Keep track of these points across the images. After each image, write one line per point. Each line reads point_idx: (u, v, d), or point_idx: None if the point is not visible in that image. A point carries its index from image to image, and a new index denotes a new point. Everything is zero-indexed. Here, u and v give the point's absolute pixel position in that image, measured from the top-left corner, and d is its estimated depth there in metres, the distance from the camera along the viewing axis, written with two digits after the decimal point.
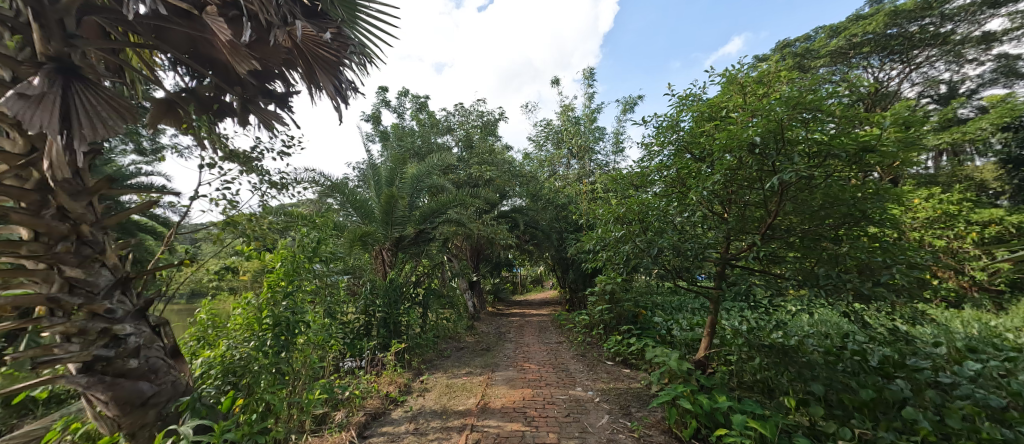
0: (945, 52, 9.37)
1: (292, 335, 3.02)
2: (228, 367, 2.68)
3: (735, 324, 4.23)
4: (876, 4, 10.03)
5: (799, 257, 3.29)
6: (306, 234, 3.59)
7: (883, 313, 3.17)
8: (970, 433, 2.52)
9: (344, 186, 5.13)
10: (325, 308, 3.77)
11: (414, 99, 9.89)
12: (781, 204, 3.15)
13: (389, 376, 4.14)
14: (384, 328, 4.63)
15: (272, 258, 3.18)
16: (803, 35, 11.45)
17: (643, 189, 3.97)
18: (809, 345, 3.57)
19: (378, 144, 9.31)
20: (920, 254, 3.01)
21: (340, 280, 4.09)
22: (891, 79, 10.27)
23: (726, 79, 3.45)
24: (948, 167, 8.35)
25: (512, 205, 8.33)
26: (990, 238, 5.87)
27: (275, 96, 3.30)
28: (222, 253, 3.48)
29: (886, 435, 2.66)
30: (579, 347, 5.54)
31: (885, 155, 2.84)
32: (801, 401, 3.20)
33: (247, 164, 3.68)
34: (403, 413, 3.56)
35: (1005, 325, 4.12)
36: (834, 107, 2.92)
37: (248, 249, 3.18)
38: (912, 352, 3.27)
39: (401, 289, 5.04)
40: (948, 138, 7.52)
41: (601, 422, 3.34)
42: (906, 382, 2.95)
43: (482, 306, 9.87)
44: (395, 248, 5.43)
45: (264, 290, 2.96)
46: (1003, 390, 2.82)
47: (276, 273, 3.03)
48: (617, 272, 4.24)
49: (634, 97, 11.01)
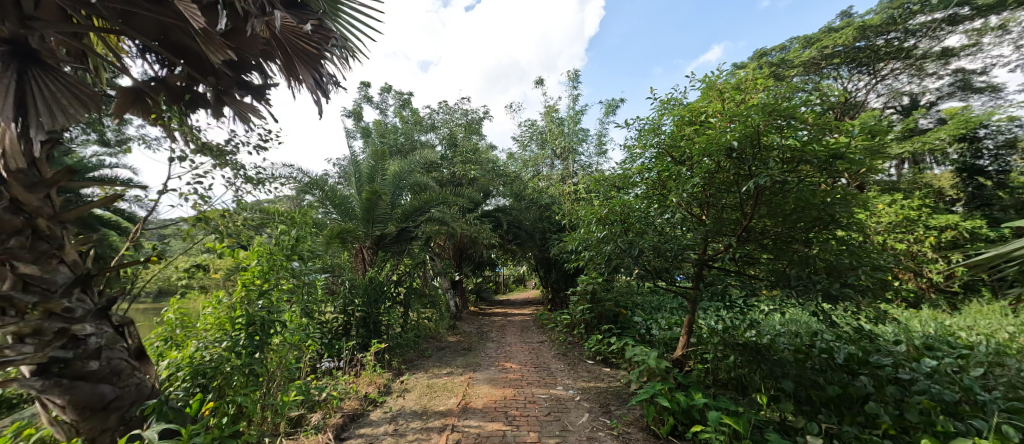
0: (908, 65, 9.89)
1: (267, 336, 2.93)
2: (198, 369, 2.58)
3: (711, 323, 4.36)
4: (846, 18, 10.49)
5: (772, 258, 3.42)
6: (282, 232, 3.47)
7: (848, 313, 3.33)
8: (927, 426, 2.66)
9: (323, 182, 5.01)
10: (301, 307, 3.67)
11: (397, 95, 9.74)
12: (756, 207, 3.26)
13: (368, 377, 4.06)
14: (363, 328, 4.57)
15: (246, 255, 3.07)
16: (778, 45, 11.85)
17: (625, 191, 4.03)
18: (780, 343, 3.72)
19: (359, 140, 9.11)
20: (883, 257, 3.16)
21: (318, 279, 3.99)
22: (859, 90, 10.77)
23: (705, 85, 3.54)
24: (908, 175, 8.82)
25: (495, 205, 8.31)
26: (946, 243, 6.22)
27: (252, 88, 3.19)
28: (192, 250, 3.35)
29: (850, 429, 2.80)
30: (560, 346, 5.57)
31: (853, 162, 2.97)
32: (773, 397, 3.32)
33: (221, 158, 3.53)
34: (382, 415, 3.50)
35: (958, 324, 4.38)
36: (808, 115, 3.03)
37: (220, 245, 3.07)
38: (875, 349, 3.45)
39: (382, 288, 4.95)
40: (910, 148, 7.95)
41: (581, 420, 3.37)
42: (869, 378, 3.11)
43: (464, 305, 9.79)
44: (376, 246, 5.37)
45: (239, 289, 2.86)
46: (956, 386, 3.00)
47: (251, 271, 2.93)
48: (598, 272, 4.30)
49: (616, 100, 11.16)
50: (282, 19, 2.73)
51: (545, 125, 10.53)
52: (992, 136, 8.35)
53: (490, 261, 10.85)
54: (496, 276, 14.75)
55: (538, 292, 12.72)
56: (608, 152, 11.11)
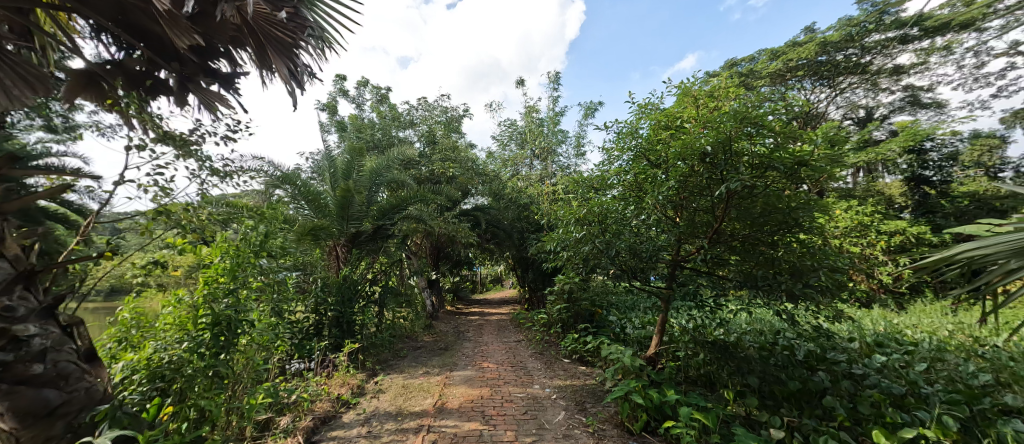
0: (864, 80, 10.57)
1: (234, 336, 2.79)
2: (155, 372, 2.43)
3: (683, 322, 4.51)
4: (810, 33, 11.07)
5: (740, 260, 3.57)
6: (248, 227, 3.32)
7: (808, 312, 3.53)
8: (876, 418, 2.84)
9: (296, 177, 4.84)
10: (270, 306, 3.54)
11: (374, 90, 9.51)
12: (726, 210, 3.39)
13: (340, 378, 3.96)
14: (336, 328, 4.45)
15: (209, 252, 2.92)
16: (747, 56, 12.37)
17: (603, 192, 4.10)
18: (746, 341, 3.90)
19: (334, 135, 8.85)
20: (840, 260, 3.36)
21: (288, 277, 3.84)
22: (820, 101, 11.42)
23: (681, 91, 3.65)
24: (863, 184, 9.41)
25: (474, 204, 8.27)
26: (895, 246, 6.70)
27: (220, 76, 3.05)
28: (149, 245, 3.08)
29: (809, 421, 2.96)
30: (537, 345, 5.60)
31: (816, 170, 3.14)
32: (739, 393, 3.48)
33: (184, 148, 3.33)
34: (355, 417, 3.41)
35: (904, 322, 4.71)
36: (775, 123, 3.17)
37: (181, 241, 2.89)
38: (831, 346, 3.66)
39: (356, 287, 4.82)
40: (865, 158, 8.50)
41: (557, 418, 3.41)
42: (827, 373, 3.30)
43: (441, 305, 9.66)
44: (351, 244, 5.27)
45: (201, 287, 2.71)
46: (903, 380, 3.23)
47: (215, 268, 2.78)
48: (575, 272, 4.37)
49: (595, 102, 11.35)
50: (255, 5, 2.63)
51: (524, 125, 10.58)
52: (936, 149, 9.08)
53: (467, 260, 10.79)
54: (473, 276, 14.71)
55: (515, 291, 12.77)
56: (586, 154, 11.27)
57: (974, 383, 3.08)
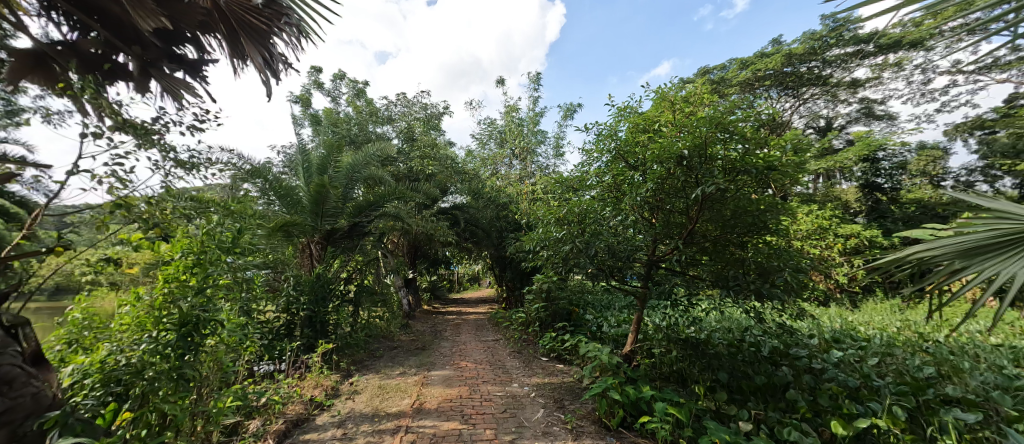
0: (825, 91, 11.22)
1: (201, 336, 2.68)
2: (109, 376, 2.26)
3: (657, 320, 4.65)
4: (777, 44, 11.62)
5: (712, 260, 3.71)
6: (213, 222, 3.11)
7: (773, 310, 3.71)
8: (834, 409, 3.01)
9: (267, 171, 4.67)
10: (238, 305, 3.39)
11: (351, 83, 9.25)
12: (700, 212, 3.52)
13: (314, 379, 3.85)
14: (309, 328, 4.31)
15: (169, 248, 2.74)
16: (719, 64, 12.87)
17: (582, 193, 4.16)
18: (715, 338, 4.07)
19: (307, 128, 8.55)
20: (803, 260, 3.55)
21: (258, 276, 3.68)
22: (786, 110, 12.03)
23: (658, 96, 3.75)
24: (822, 189, 10.00)
25: (452, 203, 8.21)
26: (850, 248, 7.18)
27: (186, 62, 2.89)
28: (100, 240, 2.70)
29: (774, 414, 3.12)
30: (515, 344, 5.63)
31: (783, 175, 3.30)
32: (709, 388, 3.62)
33: (145, 138, 2.98)
34: (329, 419, 3.32)
35: (858, 319, 5.04)
36: (746, 130, 3.31)
37: (137, 237, 2.64)
38: (793, 343, 3.87)
39: (330, 285, 4.69)
40: (825, 165, 9.03)
41: (536, 416, 3.44)
42: (789, 368, 3.48)
43: (418, 304, 9.52)
44: (326, 241, 5.14)
45: (160, 286, 2.56)
46: (857, 373, 3.46)
47: (175, 266, 2.62)
48: (554, 271, 4.42)
49: (574, 104, 11.52)
50: None
51: (504, 125, 10.65)
52: (888, 158, 9.78)
53: (444, 259, 10.69)
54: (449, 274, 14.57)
55: (492, 290, 12.76)
56: (564, 155, 11.41)
57: (920, 375, 3.32)
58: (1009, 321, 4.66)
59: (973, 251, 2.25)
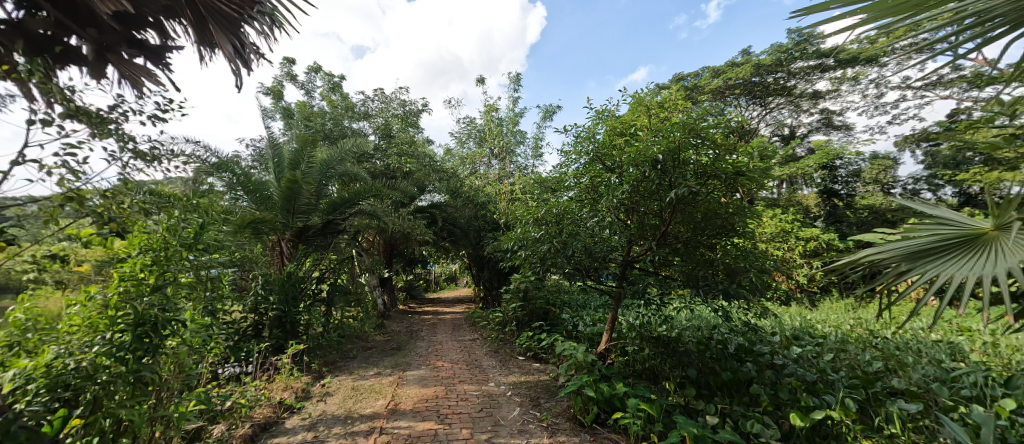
0: (790, 101, 11.81)
1: (161, 337, 2.49)
2: (57, 380, 2.11)
3: (631, 319, 4.77)
4: (746, 55, 12.15)
5: (682, 261, 3.84)
6: (175, 217, 2.84)
7: (739, 309, 3.88)
8: (793, 402, 3.18)
9: (234, 165, 4.49)
10: (203, 305, 3.24)
11: (326, 76, 8.97)
12: (673, 214, 3.63)
13: (283, 382, 3.73)
14: (278, 328, 4.17)
15: (123, 244, 2.57)
16: (692, 71, 13.30)
17: (559, 194, 4.21)
18: (686, 337, 4.21)
19: (279, 121, 8.23)
20: (767, 262, 3.72)
21: (223, 274, 3.51)
22: (753, 118, 12.58)
23: (635, 100, 3.85)
24: (786, 195, 10.54)
25: (430, 202, 8.12)
26: (810, 251, 7.62)
27: (148, 48, 2.70)
28: (44, 235, 2.36)
29: (738, 408, 3.27)
30: (492, 343, 5.63)
31: (751, 180, 3.45)
32: (678, 385, 3.75)
33: (101, 127, 2.65)
34: (300, 422, 3.22)
35: (816, 318, 5.35)
36: (716, 136, 3.43)
37: (87, 232, 2.40)
38: (757, 340, 4.06)
39: (301, 284, 4.54)
40: (788, 171, 9.51)
41: (512, 415, 3.45)
42: (754, 364, 3.65)
43: (393, 304, 9.35)
44: (297, 238, 5.00)
45: (114, 284, 2.44)
46: (813, 368, 3.67)
47: (132, 264, 2.50)
48: (532, 271, 4.46)
49: (553, 106, 11.64)
50: None
51: (483, 124, 10.65)
52: (844, 166, 10.40)
53: (421, 258, 10.57)
54: (426, 273, 14.41)
55: (469, 290, 12.70)
56: (542, 156, 11.49)
57: (869, 369, 3.56)
58: (947, 318, 5.07)
59: (917, 254, 2.42)
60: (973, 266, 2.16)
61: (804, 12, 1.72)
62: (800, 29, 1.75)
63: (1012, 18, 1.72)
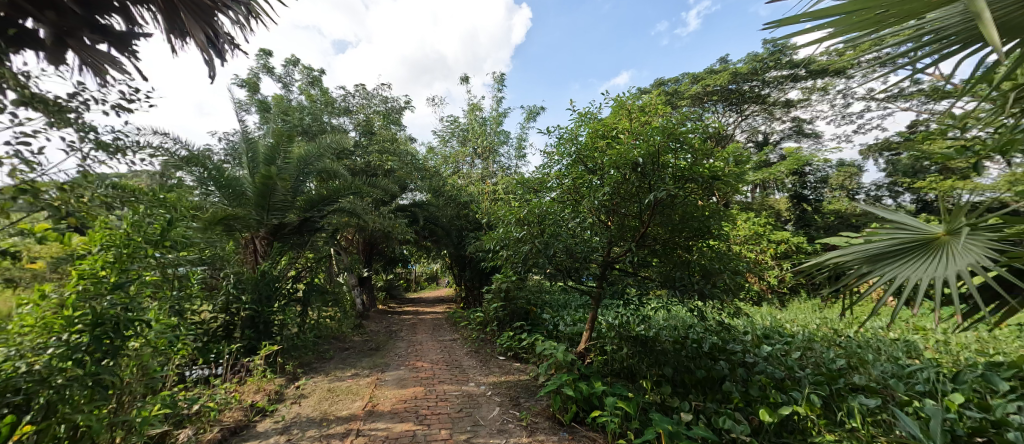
0: (764, 109, 12.25)
1: (123, 338, 2.33)
2: (6, 384, 1.93)
3: (610, 319, 4.85)
4: (723, 63, 12.53)
5: (660, 262, 3.92)
6: (140, 212, 2.69)
7: (714, 309, 3.99)
8: (762, 398, 3.31)
9: (205, 159, 4.32)
10: (169, 305, 3.09)
11: (305, 70, 8.72)
12: (652, 216, 3.70)
13: (255, 384, 3.61)
14: (251, 329, 4.03)
15: (82, 241, 2.35)
16: (673, 77, 13.60)
17: (542, 195, 4.24)
18: (663, 336, 4.31)
19: (254, 115, 7.96)
20: (740, 263, 3.84)
21: (193, 272, 3.35)
22: (730, 124, 12.98)
23: (616, 104, 3.90)
24: (759, 199, 10.93)
25: (411, 200, 7.94)
26: (781, 253, 7.95)
27: (113, 35, 2.53)
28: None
29: (711, 404, 3.38)
30: (472, 343, 5.61)
31: (727, 184, 3.56)
32: (655, 383, 3.84)
33: (59, 116, 2.51)
34: (272, 425, 3.13)
35: (785, 317, 5.58)
36: (694, 141, 3.52)
37: (43, 228, 2.23)
38: (730, 339, 4.20)
39: (275, 284, 4.40)
40: (762, 176, 9.86)
41: (491, 414, 3.46)
42: (726, 362, 3.77)
43: (372, 303, 9.20)
44: (272, 236, 4.86)
45: (73, 283, 2.21)
46: (781, 366, 3.83)
47: (92, 261, 2.28)
48: (513, 271, 4.47)
49: (537, 107, 11.69)
50: None
51: (467, 123, 10.60)
52: (813, 173, 10.86)
53: (401, 258, 10.42)
54: (406, 273, 14.22)
55: (450, 289, 12.59)
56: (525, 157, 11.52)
57: (833, 366, 3.73)
58: (904, 318, 5.38)
59: (878, 257, 2.56)
60: (928, 269, 2.30)
61: (776, 24, 1.78)
62: (775, 40, 1.82)
63: (963, 38, 1.89)
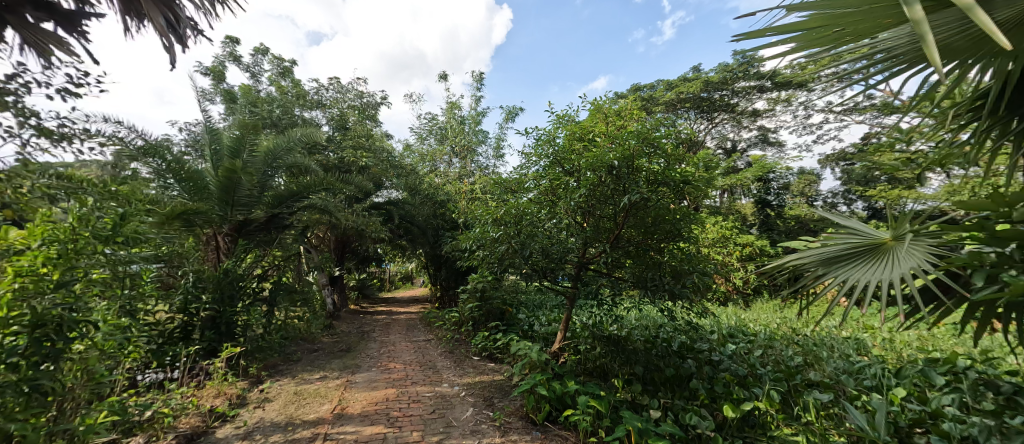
0: (733, 117, 12.78)
1: (67, 341, 2.12)
2: None
3: (584, 319, 4.92)
4: (696, 71, 12.98)
5: (633, 263, 4.01)
6: (88, 205, 2.52)
7: (682, 309, 4.13)
8: (726, 394, 3.45)
9: (164, 149, 4.07)
10: (120, 305, 2.88)
11: (276, 60, 8.38)
12: (626, 219, 3.79)
13: (214, 388, 3.44)
14: (211, 330, 3.83)
15: (21, 235, 2.12)
16: (648, 83, 13.95)
17: (519, 195, 4.25)
18: (634, 336, 4.42)
19: (219, 104, 7.56)
20: (708, 265, 3.98)
21: (147, 270, 3.14)
22: (701, 131, 13.45)
23: (594, 107, 3.97)
24: (727, 203, 11.40)
25: (387, 198, 7.80)
26: (746, 256, 8.34)
27: (60, 13, 2.36)
28: None
29: (678, 402, 3.48)
30: (447, 344, 5.56)
31: (697, 188, 3.67)
32: (626, 381, 3.94)
33: None
34: (233, 431, 2.98)
35: (749, 317, 5.84)
36: (668, 146, 3.62)
37: None
38: (697, 338, 4.35)
39: (239, 283, 4.19)
40: (730, 182, 10.29)
41: (464, 415, 3.43)
42: (694, 361, 3.91)
43: (344, 303, 8.95)
44: (236, 233, 4.64)
45: (8, 280, 2.00)
46: (745, 363, 4.00)
47: (33, 256, 2.08)
48: (489, 271, 4.46)
49: (516, 107, 11.71)
50: None
51: (445, 121, 10.49)
52: (777, 179, 11.44)
53: (375, 257, 10.18)
54: (380, 272, 13.93)
55: (425, 289, 12.41)
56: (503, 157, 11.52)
57: (791, 363, 3.93)
58: (855, 318, 5.75)
59: (832, 260, 2.71)
60: (875, 272, 2.46)
61: (744, 37, 1.86)
62: (742, 52, 1.89)
63: (910, 58, 2.05)
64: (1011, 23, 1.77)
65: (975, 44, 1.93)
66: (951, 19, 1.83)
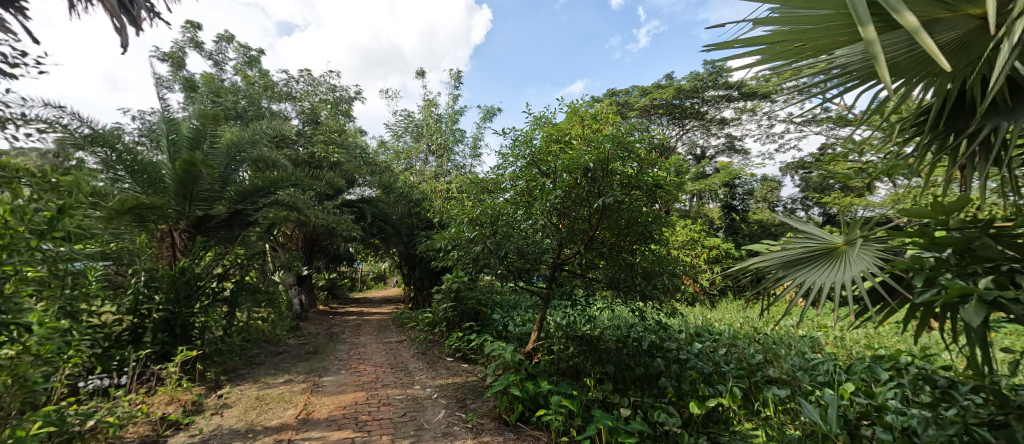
0: (702, 124, 13.26)
1: None
2: None
3: (558, 320, 4.96)
4: (668, 79, 13.39)
5: (605, 264, 4.07)
6: (24, 197, 2.30)
7: (652, 309, 4.24)
8: (692, 392, 3.56)
9: (114, 138, 3.80)
10: (59, 306, 2.64)
11: (241, 48, 7.98)
12: (599, 220, 3.85)
13: (167, 394, 3.22)
14: (163, 332, 3.59)
15: None
16: (623, 88, 14.27)
17: (496, 195, 4.24)
18: (606, 335, 4.49)
19: (178, 93, 7.12)
20: (677, 266, 4.10)
21: (91, 269, 2.91)
22: (672, 137, 13.88)
23: (571, 110, 4.01)
24: (696, 207, 11.83)
25: (359, 195, 7.59)
26: (713, 258, 8.68)
27: None
28: None
29: (647, 400, 3.57)
30: (420, 345, 5.46)
31: (669, 192, 3.76)
32: (597, 380, 3.99)
33: None
34: (186, 440, 2.79)
35: (715, 317, 6.07)
36: (642, 151, 3.70)
37: None
38: (665, 337, 4.47)
39: (197, 282, 3.94)
40: (699, 187, 10.68)
41: (436, 417, 3.38)
42: (662, 360, 4.02)
43: (312, 304, 8.63)
44: (195, 229, 4.38)
45: None
46: (710, 361, 4.15)
47: None
48: (464, 272, 4.42)
49: (494, 108, 11.68)
50: None
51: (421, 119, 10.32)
52: (742, 185, 11.95)
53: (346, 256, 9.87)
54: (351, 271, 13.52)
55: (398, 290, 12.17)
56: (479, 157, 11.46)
57: (752, 361, 4.12)
58: (812, 317, 6.09)
59: (790, 263, 2.86)
60: (828, 275, 2.61)
61: (713, 47, 1.94)
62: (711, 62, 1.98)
63: (862, 74, 2.18)
64: (949, 46, 1.93)
65: (918, 64, 2.08)
66: (899, 39, 1.97)
